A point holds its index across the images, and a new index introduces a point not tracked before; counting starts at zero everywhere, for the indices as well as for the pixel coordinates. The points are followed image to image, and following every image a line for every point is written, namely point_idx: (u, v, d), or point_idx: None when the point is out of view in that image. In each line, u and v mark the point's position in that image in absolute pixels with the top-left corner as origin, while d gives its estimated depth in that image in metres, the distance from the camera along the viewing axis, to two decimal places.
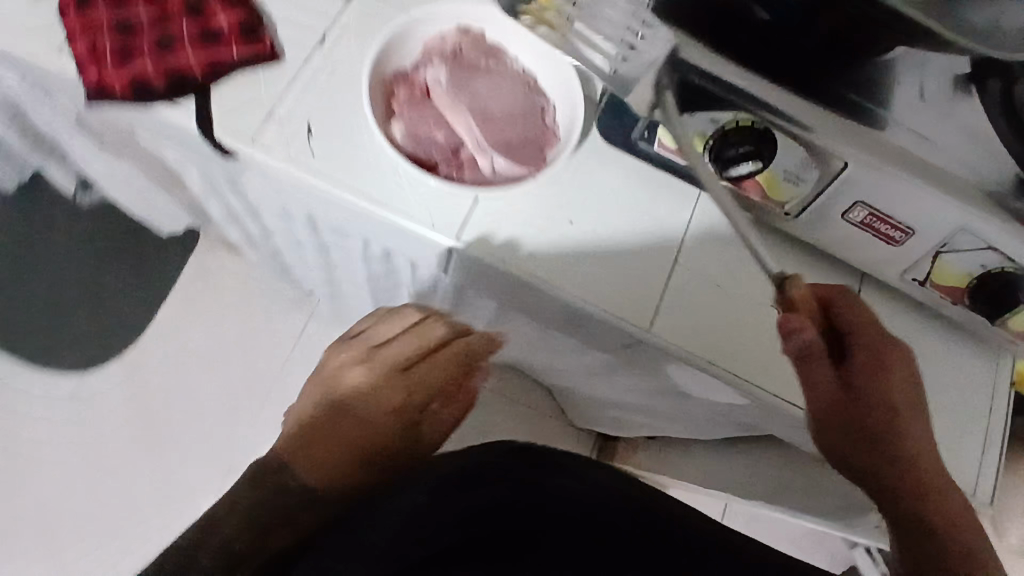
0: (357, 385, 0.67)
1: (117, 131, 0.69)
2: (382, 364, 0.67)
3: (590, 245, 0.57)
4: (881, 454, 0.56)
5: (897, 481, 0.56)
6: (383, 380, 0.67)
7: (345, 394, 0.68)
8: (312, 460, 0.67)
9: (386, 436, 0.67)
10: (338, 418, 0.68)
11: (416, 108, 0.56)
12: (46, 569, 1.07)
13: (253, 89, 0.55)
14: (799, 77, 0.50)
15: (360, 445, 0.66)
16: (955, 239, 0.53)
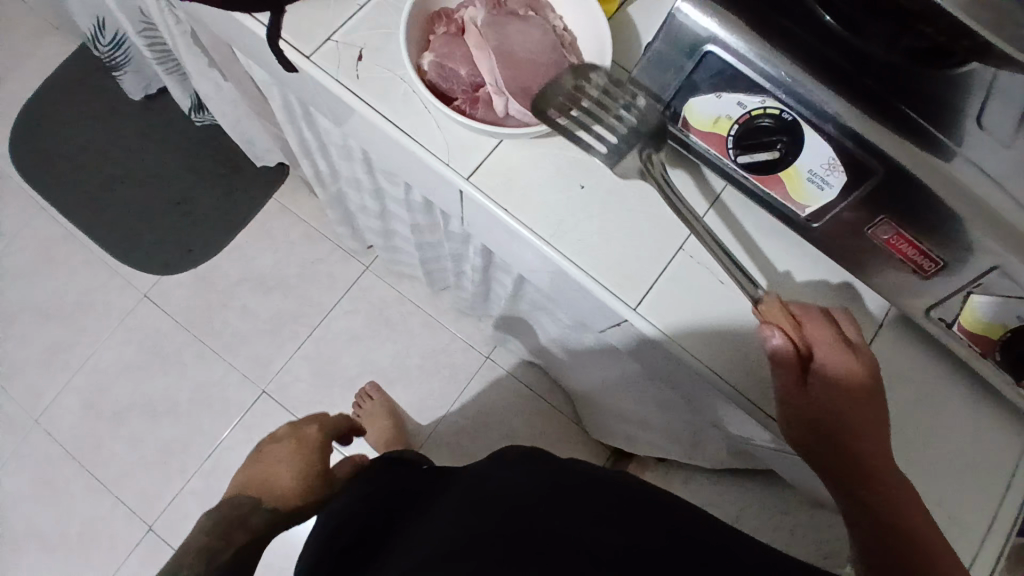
0: (292, 453, 0.84)
1: (219, 42, 0.75)
2: (307, 444, 0.86)
3: (597, 212, 0.57)
4: (850, 465, 0.50)
5: (866, 500, 0.49)
6: (312, 453, 0.85)
7: (278, 441, 0.88)
8: (256, 490, 0.79)
9: (316, 466, 0.84)
10: (278, 462, 0.83)
11: (446, 39, 0.51)
12: (83, 440, 1.15)
13: (322, 10, 0.58)
14: (850, 78, 0.47)
15: (303, 468, 0.83)
16: (990, 279, 0.49)
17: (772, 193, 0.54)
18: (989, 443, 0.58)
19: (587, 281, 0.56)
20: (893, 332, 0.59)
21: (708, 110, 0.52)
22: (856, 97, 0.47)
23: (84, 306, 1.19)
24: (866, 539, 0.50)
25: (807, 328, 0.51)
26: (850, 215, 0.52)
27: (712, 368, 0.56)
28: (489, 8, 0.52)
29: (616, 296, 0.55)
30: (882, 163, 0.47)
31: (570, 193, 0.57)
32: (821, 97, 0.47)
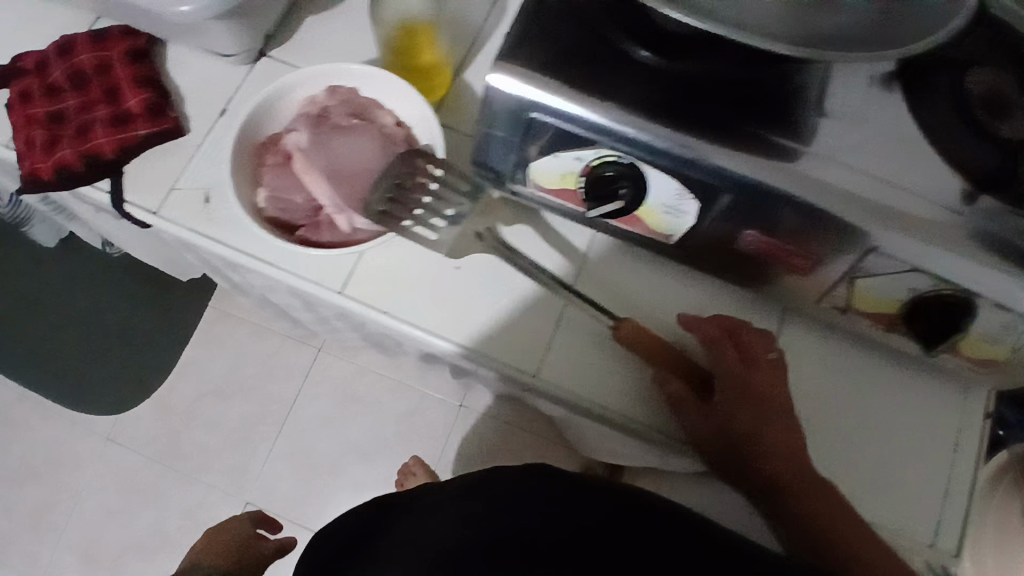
0: None
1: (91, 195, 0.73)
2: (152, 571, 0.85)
3: (476, 287, 0.56)
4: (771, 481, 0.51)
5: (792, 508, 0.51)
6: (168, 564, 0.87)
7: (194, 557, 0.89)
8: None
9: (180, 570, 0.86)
10: None
11: (276, 172, 0.50)
12: None
13: (164, 163, 0.57)
14: (676, 109, 0.47)
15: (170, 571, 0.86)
16: (871, 261, 0.49)
17: (635, 229, 0.55)
18: (922, 412, 0.60)
19: (483, 358, 0.55)
20: (789, 332, 0.60)
21: (553, 169, 0.52)
22: (683, 123, 0.47)
23: (50, 463, 1.17)
24: (810, 547, 0.51)
25: (711, 355, 0.53)
26: (718, 231, 0.52)
27: (626, 414, 0.56)
28: (312, 128, 0.51)
29: (516, 368, 0.55)
30: (726, 182, 0.47)
31: (445, 276, 0.56)
32: (650, 140, 0.47)
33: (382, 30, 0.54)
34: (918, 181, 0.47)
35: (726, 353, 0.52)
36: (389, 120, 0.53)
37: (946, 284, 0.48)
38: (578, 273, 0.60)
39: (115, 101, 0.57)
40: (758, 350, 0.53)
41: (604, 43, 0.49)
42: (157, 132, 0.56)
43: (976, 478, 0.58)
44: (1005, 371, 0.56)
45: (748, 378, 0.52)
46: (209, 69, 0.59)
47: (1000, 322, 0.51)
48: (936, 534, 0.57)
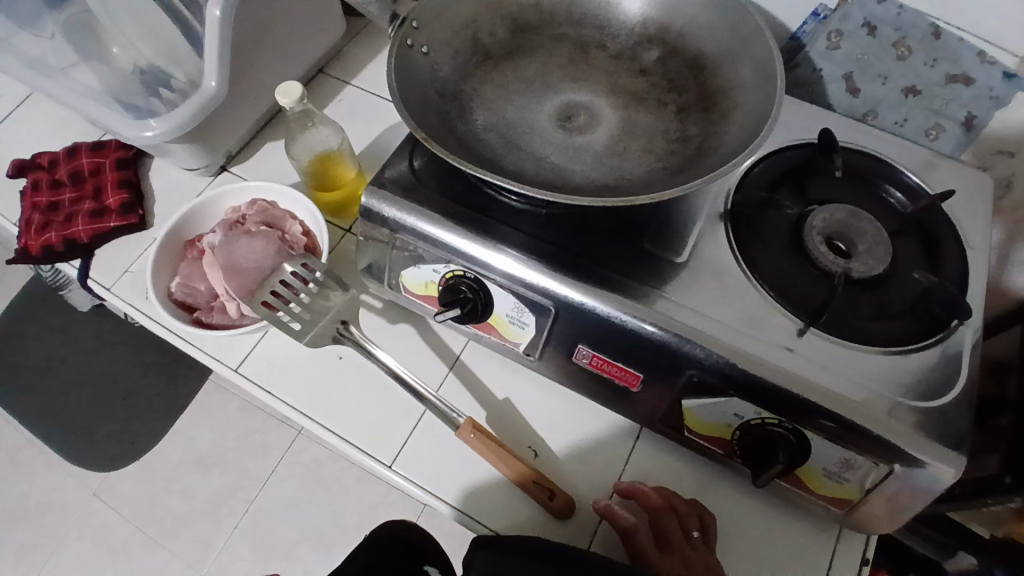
0: None
1: None
2: None
3: (351, 378, 0.62)
4: None
5: None
6: None
7: None
8: None
9: None
10: None
11: (190, 263, 0.62)
12: None
13: (124, 250, 0.69)
14: (514, 236, 0.56)
15: None
16: (691, 380, 0.52)
17: (492, 336, 0.60)
18: (790, 551, 0.57)
19: (344, 444, 0.60)
20: (649, 449, 0.60)
21: (418, 278, 0.60)
22: (518, 246, 0.55)
23: (40, 509, 1.28)
24: None
25: (617, 519, 0.53)
26: (555, 345, 0.57)
27: (481, 520, 0.57)
28: (226, 230, 0.62)
29: (372, 456, 0.59)
30: (550, 299, 0.54)
31: (328, 365, 0.63)
32: (484, 259, 0.55)
33: (300, 166, 0.65)
34: (741, 312, 0.53)
35: (638, 528, 0.52)
36: (295, 228, 0.64)
37: (768, 413, 0.50)
38: (449, 371, 0.63)
39: (98, 199, 0.70)
40: (670, 528, 0.52)
41: (470, 183, 0.59)
42: (124, 227, 0.69)
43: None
44: (860, 513, 0.53)
45: (653, 556, 0.51)
46: (179, 179, 0.74)
47: (839, 458, 0.50)
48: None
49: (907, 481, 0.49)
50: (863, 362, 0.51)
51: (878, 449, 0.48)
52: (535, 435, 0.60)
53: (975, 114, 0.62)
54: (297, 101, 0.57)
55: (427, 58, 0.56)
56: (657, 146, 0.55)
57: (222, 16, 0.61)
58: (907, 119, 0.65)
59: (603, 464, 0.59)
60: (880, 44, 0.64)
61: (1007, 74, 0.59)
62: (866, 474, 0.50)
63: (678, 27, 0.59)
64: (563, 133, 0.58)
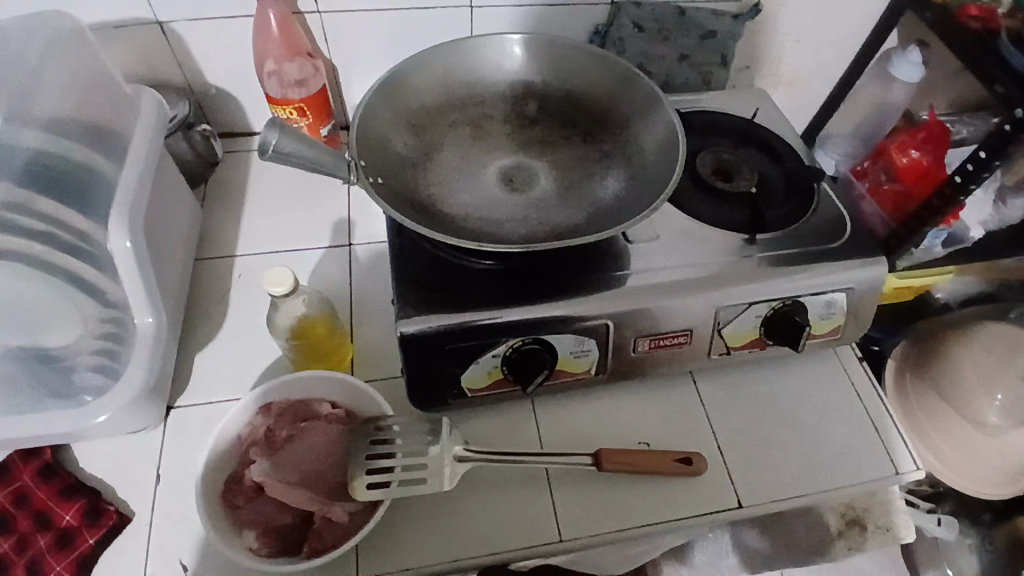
0: None
1: None
2: None
3: (470, 497, 0.61)
4: None
5: None
6: None
7: None
8: None
9: None
10: None
11: (254, 507, 0.53)
12: None
13: (126, 560, 0.56)
14: (539, 289, 0.63)
15: None
16: (721, 310, 0.65)
17: (561, 379, 0.65)
18: (828, 386, 0.74)
19: (507, 555, 0.58)
20: (706, 383, 0.72)
21: (479, 372, 0.62)
22: (550, 295, 0.62)
23: None
24: None
25: None
26: (615, 351, 0.65)
27: (654, 521, 0.61)
28: (267, 452, 0.55)
29: (537, 545, 0.59)
30: (603, 316, 0.62)
31: (440, 503, 0.60)
32: (533, 317, 0.61)
33: (285, 346, 0.63)
34: (715, 247, 0.68)
35: None
36: (326, 406, 0.59)
37: (776, 301, 0.66)
38: (539, 432, 0.66)
39: (52, 529, 0.57)
40: None
41: (471, 271, 0.64)
42: (107, 536, 0.56)
43: (890, 409, 0.72)
44: (848, 331, 0.73)
45: None
46: (129, 447, 0.61)
47: (825, 302, 0.69)
48: (897, 462, 0.68)
49: (864, 288, 0.69)
50: (796, 236, 0.70)
51: (842, 281, 0.68)
52: (634, 434, 0.67)
53: (726, 53, 0.87)
54: (288, 284, 0.56)
55: (384, 186, 0.60)
56: (592, 167, 0.67)
57: (134, 242, 0.58)
58: (688, 77, 0.89)
59: (691, 417, 0.69)
60: (649, 36, 0.85)
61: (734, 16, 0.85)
62: (843, 303, 0.70)
63: (541, 79, 0.72)
64: (518, 193, 0.66)
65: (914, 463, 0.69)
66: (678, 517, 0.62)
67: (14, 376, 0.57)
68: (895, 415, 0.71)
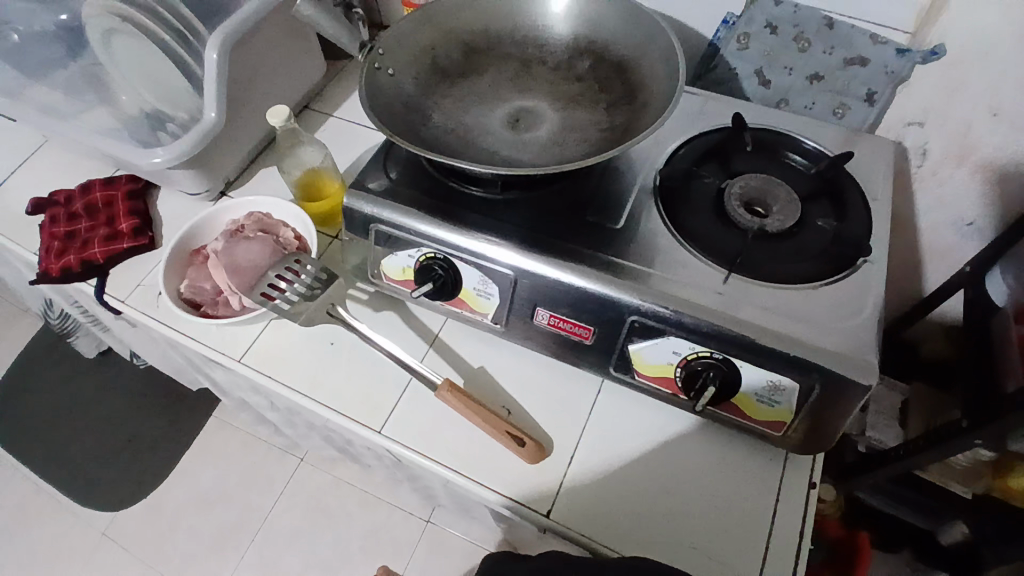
0: None
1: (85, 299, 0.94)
2: None
3: (345, 359, 0.70)
4: None
5: None
6: None
7: None
8: None
9: None
10: None
11: (197, 268, 0.70)
12: None
13: (136, 269, 0.78)
14: (474, 216, 0.64)
15: None
16: (634, 325, 0.59)
17: (465, 311, 0.68)
18: (744, 480, 0.63)
19: (338, 416, 0.66)
20: (612, 401, 0.67)
21: (396, 265, 0.68)
22: (477, 225, 0.63)
23: (49, 555, 1.28)
24: None
25: None
26: (516, 309, 0.64)
27: (466, 475, 0.63)
28: (227, 237, 0.71)
29: (363, 425, 0.66)
30: (511, 268, 0.62)
31: (321, 351, 0.70)
32: (450, 238, 0.63)
33: (290, 179, 0.75)
34: (673, 263, 0.61)
35: None
36: (288, 233, 0.72)
37: (700, 347, 0.58)
38: (430, 348, 0.70)
39: (109, 226, 0.79)
40: None
41: (436, 179, 0.68)
42: (132, 247, 0.78)
43: (800, 555, 0.59)
44: (796, 433, 0.60)
45: None
46: (182, 206, 0.83)
47: (767, 382, 0.57)
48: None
49: (830, 396, 0.56)
50: (784, 299, 0.59)
51: (796, 367, 0.55)
52: (507, 397, 0.67)
53: (873, 89, 0.77)
54: (284, 120, 0.68)
55: (394, 78, 0.67)
56: (592, 135, 0.66)
57: (219, 58, 0.72)
58: (814, 102, 0.81)
59: (573, 416, 0.66)
60: (782, 40, 0.79)
61: (898, 50, 0.73)
62: (793, 396, 0.57)
63: (603, 40, 0.71)
64: (513, 131, 0.68)
65: None
66: (489, 488, 0.62)
67: (138, 121, 0.81)
68: (800, 556, 0.59)
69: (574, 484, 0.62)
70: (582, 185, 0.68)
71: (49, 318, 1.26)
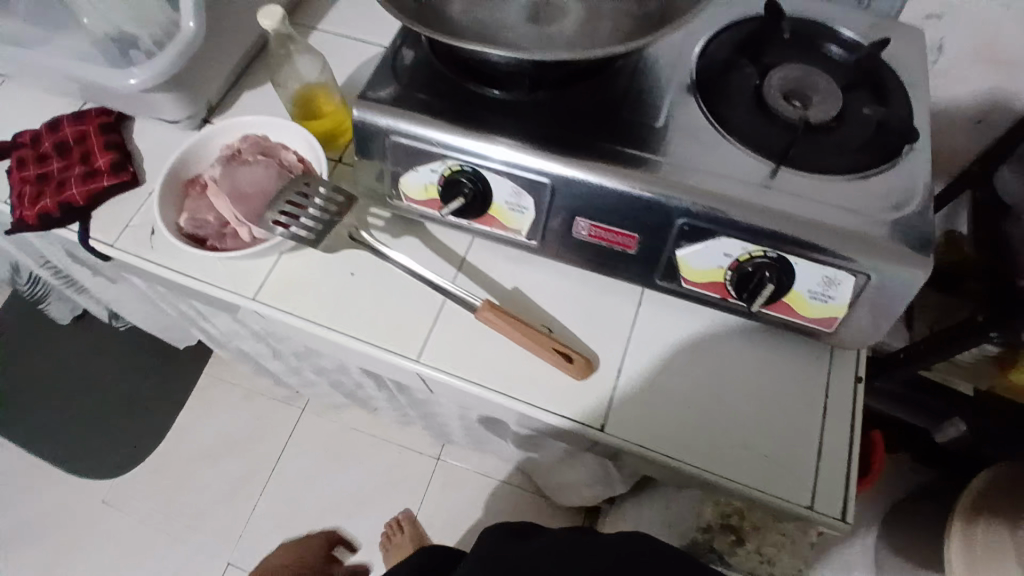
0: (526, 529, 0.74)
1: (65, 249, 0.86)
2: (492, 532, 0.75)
3: (369, 288, 0.66)
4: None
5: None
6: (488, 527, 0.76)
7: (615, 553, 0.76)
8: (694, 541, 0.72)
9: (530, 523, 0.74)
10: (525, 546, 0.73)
11: (194, 198, 0.64)
12: None
13: (123, 209, 0.71)
14: (504, 123, 0.59)
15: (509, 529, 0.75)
16: (683, 229, 0.57)
17: (496, 229, 0.64)
18: (792, 379, 0.62)
19: (369, 348, 0.63)
20: (654, 312, 0.65)
21: (417, 182, 0.63)
22: (507, 133, 0.59)
23: (52, 524, 1.24)
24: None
25: None
26: (553, 222, 0.61)
27: (512, 397, 0.61)
28: (224, 163, 0.65)
29: (398, 355, 0.62)
30: (547, 176, 0.58)
31: (340, 281, 0.66)
32: (479, 148, 0.58)
33: (286, 95, 0.69)
34: (720, 160, 0.58)
35: None
36: (290, 155, 0.66)
37: (753, 246, 0.56)
38: (459, 271, 0.67)
39: (85, 164, 0.71)
40: None
41: (455, 86, 0.62)
42: (116, 184, 0.70)
43: (853, 446, 0.59)
44: (846, 328, 0.60)
45: None
46: (165, 137, 0.75)
47: (821, 277, 0.56)
48: (815, 496, 0.57)
49: (886, 287, 0.55)
50: (837, 190, 0.57)
51: (853, 260, 0.54)
52: (544, 315, 0.65)
53: None
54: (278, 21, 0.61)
55: None
56: (624, 29, 0.61)
57: None
58: None
59: (617, 329, 0.64)
60: None
61: None
62: (848, 289, 0.56)
63: None
64: (536, 26, 0.62)
65: (841, 506, 0.57)
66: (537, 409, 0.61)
67: (102, 42, 0.71)
68: (853, 449, 0.59)
69: (624, 397, 0.61)
70: (614, 86, 0.63)
71: (17, 281, 1.16)
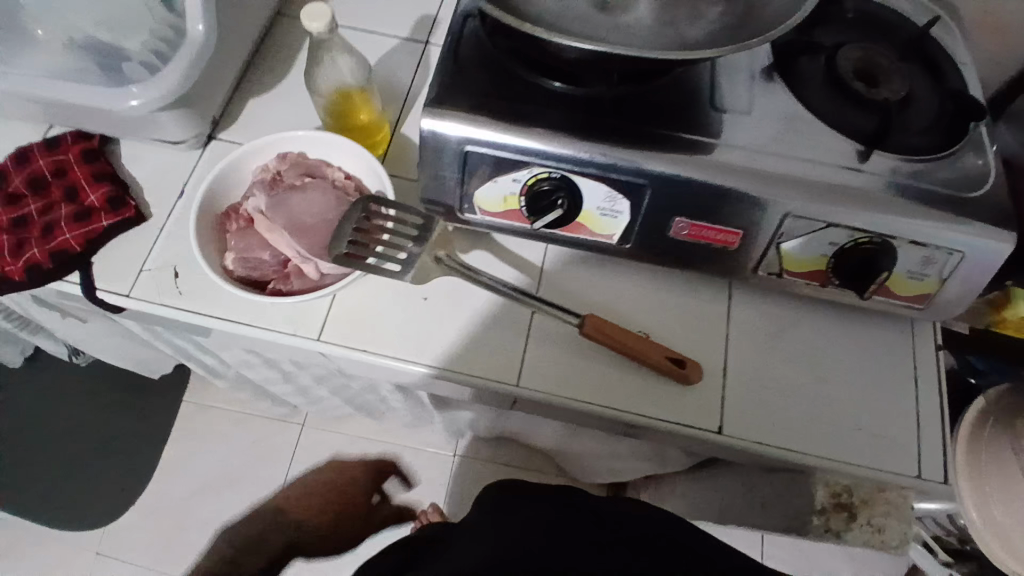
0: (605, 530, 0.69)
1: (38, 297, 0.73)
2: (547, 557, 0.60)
3: (446, 312, 0.60)
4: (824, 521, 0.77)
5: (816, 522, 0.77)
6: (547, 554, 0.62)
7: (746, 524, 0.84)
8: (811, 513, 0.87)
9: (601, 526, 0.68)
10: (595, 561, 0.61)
11: (239, 235, 0.56)
12: None
13: (129, 252, 0.59)
14: (591, 123, 0.54)
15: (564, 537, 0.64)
16: (790, 220, 0.54)
17: (582, 236, 0.60)
18: (881, 356, 0.63)
19: (461, 377, 0.58)
20: (741, 304, 0.64)
21: (494, 194, 0.57)
22: (599, 133, 0.54)
23: None
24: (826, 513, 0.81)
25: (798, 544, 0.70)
26: (648, 223, 0.57)
27: (621, 410, 0.58)
28: (268, 192, 0.57)
29: (495, 381, 0.58)
30: (646, 178, 0.54)
31: (414, 308, 0.60)
32: (571, 152, 0.53)
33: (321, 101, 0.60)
34: (816, 147, 0.56)
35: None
36: (339, 173, 0.59)
37: (860, 232, 0.55)
38: (540, 283, 0.63)
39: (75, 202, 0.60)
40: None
41: (526, 85, 0.56)
42: (116, 223, 0.59)
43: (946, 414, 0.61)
44: (936, 304, 0.60)
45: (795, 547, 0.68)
46: (165, 158, 0.64)
47: (919, 258, 0.56)
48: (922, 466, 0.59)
49: (985, 261, 0.55)
50: (927, 171, 0.56)
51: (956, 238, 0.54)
52: (636, 320, 0.62)
53: None
54: (326, 25, 0.53)
55: None
56: (704, 10, 0.56)
57: None
58: None
59: (709, 326, 0.63)
60: None
61: None
62: (945, 267, 0.57)
63: None
64: (608, 14, 0.56)
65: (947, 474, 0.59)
66: (648, 418, 0.58)
67: (77, 52, 0.59)
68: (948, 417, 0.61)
69: (731, 394, 0.60)
70: (690, 74, 0.59)
71: None
